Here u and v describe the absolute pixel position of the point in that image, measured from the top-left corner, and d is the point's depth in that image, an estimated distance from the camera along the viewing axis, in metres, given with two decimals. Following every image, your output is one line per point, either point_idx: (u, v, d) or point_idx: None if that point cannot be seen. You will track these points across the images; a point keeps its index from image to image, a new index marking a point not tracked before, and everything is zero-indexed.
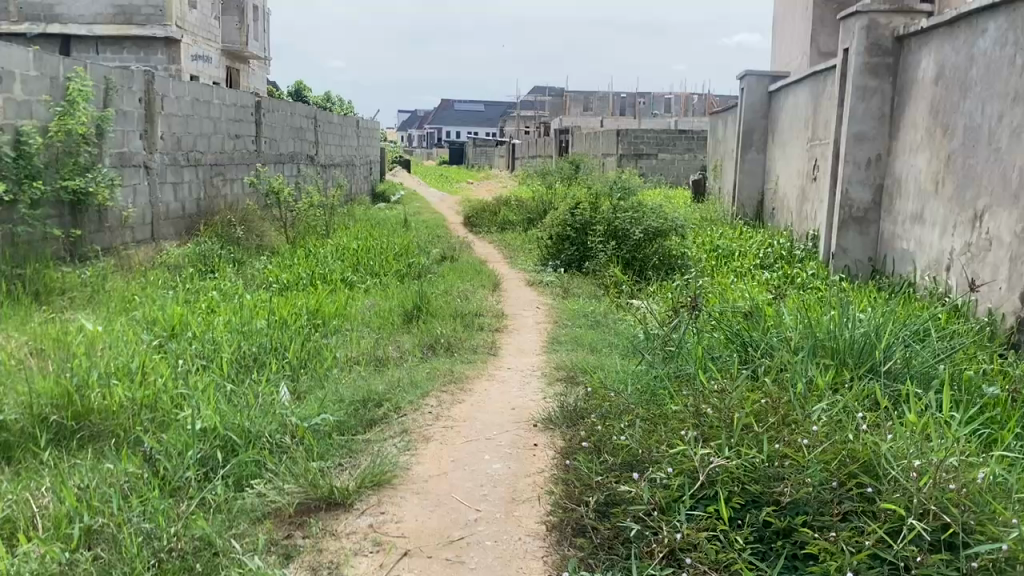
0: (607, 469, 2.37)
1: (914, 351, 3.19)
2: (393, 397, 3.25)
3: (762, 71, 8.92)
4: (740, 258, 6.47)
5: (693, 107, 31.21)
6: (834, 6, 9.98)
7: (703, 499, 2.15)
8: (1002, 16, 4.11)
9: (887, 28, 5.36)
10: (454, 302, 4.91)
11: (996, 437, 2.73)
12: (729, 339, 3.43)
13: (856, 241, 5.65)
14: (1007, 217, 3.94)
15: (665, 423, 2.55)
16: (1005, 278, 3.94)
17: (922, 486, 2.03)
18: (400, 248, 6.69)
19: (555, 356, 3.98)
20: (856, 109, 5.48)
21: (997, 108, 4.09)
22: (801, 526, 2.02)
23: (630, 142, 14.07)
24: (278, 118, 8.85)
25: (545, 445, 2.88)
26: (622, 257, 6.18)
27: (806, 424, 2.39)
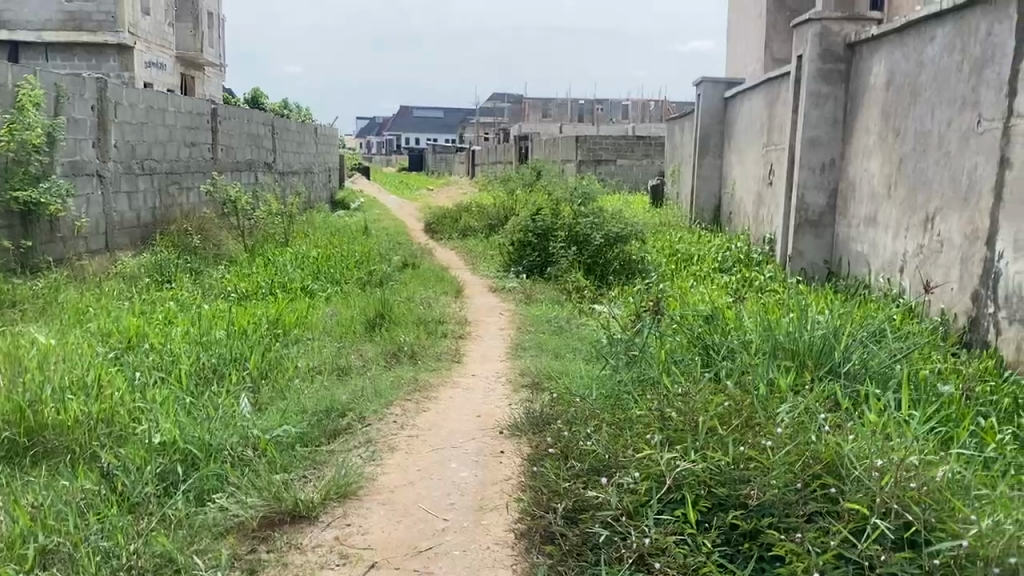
0: (574, 475, 2.38)
1: (872, 352, 3.24)
2: (357, 407, 3.21)
3: (718, 78, 9.04)
4: (700, 262, 6.53)
5: (650, 114, 31.46)
6: (786, 14, 10.17)
7: (670, 502, 2.17)
8: (950, 24, 4.20)
9: (840, 35, 5.45)
10: (417, 309, 4.88)
11: (953, 436, 2.78)
12: (691, 343, 3.45)
13: (812, 244, 5.75)
14: (957, 219, 4.02)
15: (631, 427, 2.56)
16: (957, 279, 4.02)
17: (884, 485, 2.06)
18: (361, 256, 6.64)
19: (519, 362, 3.98)
20: (810, 115, 5.58)
21: (947, 114, 4.17)
22: (768, 528, 2.04)
23: (589, 148, 14.15)
24: (235, 125, 8.74)
25: (512, 451, 2.87)
26: (584, 262, 6.20)
27: (770, 426, 2.42)
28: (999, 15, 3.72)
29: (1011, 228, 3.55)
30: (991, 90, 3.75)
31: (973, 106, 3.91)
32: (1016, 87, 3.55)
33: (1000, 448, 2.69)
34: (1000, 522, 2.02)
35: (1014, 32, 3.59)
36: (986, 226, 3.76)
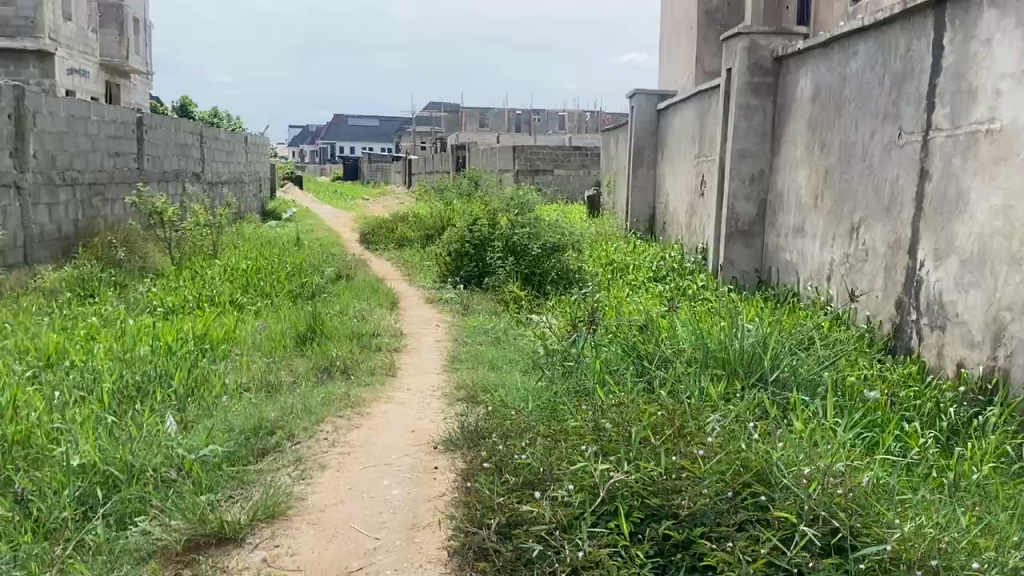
0: (508, 489, 2.36)
1: (800, 359, 3.31)
2: (286, 425, 3.14)
3: (650, 90, 9.18)
4: (634, 271, 6.60)
5: (586, 124, 31.76)
6: (716, 28, 10.38)
7: (604, 514, 2.17)
8: (871, 39, 4.33)
9: (768, 49, 5.57)
10: (350, 322, 4.81)
11: (878, 440, 2.86)
12: (626, 353, 3.47)
13: (743, 254, 5.86)
14: (881, 228, 4.14)
15: (566, 438, 2.55)
16: (881, 287, 4.14)
17: (811, 492, 2.10)
18: (294, 268, 6.52)
19: (454, 375, 3.95)
20: (740, 126, 5.69)
21: (870, 126, 4.30)
22: (700, 538, 2.05)
23: (526, 158, 14.19)
24: (162, 134, 8.52)
25: (446, 467, 2.84)
26: (521, 272, 6.21)
27: (701, 435, 2.43)
28: (917, 31, 3.85)
29: (931, 237, 3.68)
30: (911, 104, 3.87)
31: (895, 119, 4.03)
32: (934, 102, 3.67)
33: (922, 452, 2.77)
34: (922, 526, 2.08)
35: (931, 48, 3.72)
36: (908, 235, 3.88)
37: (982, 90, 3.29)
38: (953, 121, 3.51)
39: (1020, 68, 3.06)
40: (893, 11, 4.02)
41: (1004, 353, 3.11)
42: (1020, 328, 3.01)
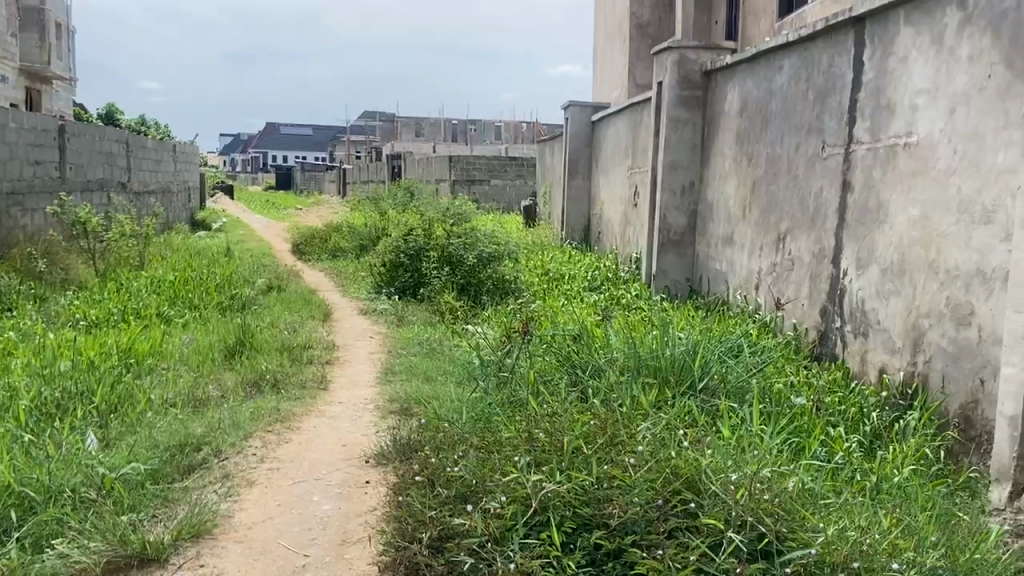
0: (441, 502, 2.36)
1: (729, 366, 3.38)
2: (213, 441, 3.07)
3: (585, 101, 9.28)
4: (570, 281, 6.64)
5: (523, 134, 31.92)
6: (647, 41, 10.57)
7: (536, 525, 2.17)
8: (795, 55, 4.46)
9: (697, 63, 5.68)
10: (281, 334, 4.73)
11: (804, 445, 2.93)
12: (560, 362, 3.49)
13: (675, 263, 5.96)
14: (806, 238, 4.26)
15: (498, 450, 2.55)
16: (807, 295, 4.26)
17: (738, 499, 2.14)
18: (223, 279, 6.39)
19: (388, 387, 3.91)
20: (671, 139, 5.78)
21: (795, 139, 4.42)
22: (631, 546, 2.07)
23: (462, 168, 14.18)
24: (85, 143, 8.26)
25: (377, 481, 2.81)
26: (457, 283, 6.19)
27: (632, 444, 2.46)
28: (839, 48, 3.98)
29: (853, 247, 3.80)
30: (834, 118, 3.99)
31: (818, 132, 4.15)
32: (854, 116, 3.80)
33: (846, 456, 2.85)
34: (845, 529, 2.14)
35: (852, 64, 3.85)
36: (832, 245, 3.99)
37: (900, 105, 3.41)
38: (873, 134, 3.63)
39: (935, 85, 3.18)
40: (815, 28, 4.15)
41: (922, 359, 3.22)
42: (937, 335, 3.12)
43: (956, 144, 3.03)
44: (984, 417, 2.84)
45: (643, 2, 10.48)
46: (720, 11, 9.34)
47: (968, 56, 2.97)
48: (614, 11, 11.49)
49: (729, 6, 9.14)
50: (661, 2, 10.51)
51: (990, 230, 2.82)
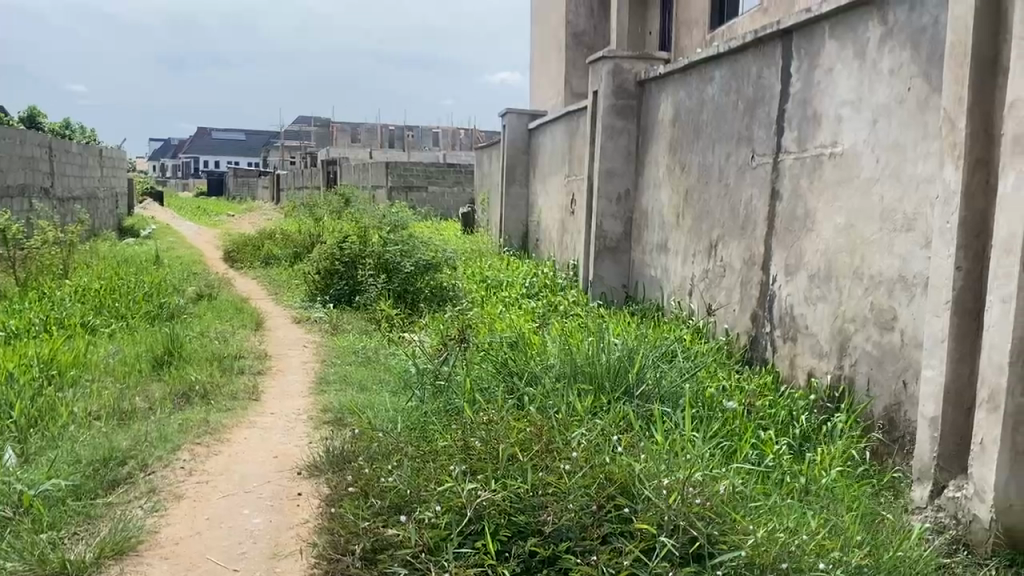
0: (375, 513, 2.34)
1: (664, 371, 3.42)
2: (139, 454, 2.98)
3: (522, 109, 9.32)
4: (507, 288, 6.65)
5: (460, 141, 31.91)
6: (583, 50, 10.67)
7: (471, 534, 2.17)
8: (726, 66, 4.55)
9: (631, 72, 5.75)
10: (211, 344, 4.62)
11: (736, 448, 2.99)
12: (497, 370, 3.48)
13: (611, 270, 6.02)
14: (737, 246, 4.35)
15: (433, 459, 2.53)
16: (738, 301, 4.35)
17: (671, 502, 2.16)
18: (151, 288, 6.21)
19: (321, 397, 3.85)
20: (606, 147, 5.85)
21: (726, 148, 4.50)
22: (565, 553, 2.08)
23: (399, 174, 14.07)
24: (4, 147, 7.96)
25: (310, 493, 2.76)
26: (393, 290, 6.15)
27: (567, 450, 2.46)
28: (767, 60, 4.07)
29: (782, 254, 3.89)
30: (763, 128, 4.09)
31: (748, 142, 4.25)
32: (782, 126, 3.89)
33: (776, 459, 2.91)
34: (775, 530, 2.18)
35: (780, 76, 3.95)
36: (762, 252, 4.08)
37: (826, 116, 3.51)
38: (801, 144, 3.72)
39: (858, 97, 3.29)
40: (744, 40, 4.24)
41: (848, 362, 3.31)
42: (863, 339, 3.21)
43: (879, 154, 3.13)
44: (906, 418, 2.93)
45: (578, 12, 10.60)
46: (653, 22, 9.50)
47: (889, 69, 3.08)
48: (550, 20, 11.58)
49: (662, 17, 9.30)
50: (596, 11, 10.63)
51: (911, 237, 2.91)
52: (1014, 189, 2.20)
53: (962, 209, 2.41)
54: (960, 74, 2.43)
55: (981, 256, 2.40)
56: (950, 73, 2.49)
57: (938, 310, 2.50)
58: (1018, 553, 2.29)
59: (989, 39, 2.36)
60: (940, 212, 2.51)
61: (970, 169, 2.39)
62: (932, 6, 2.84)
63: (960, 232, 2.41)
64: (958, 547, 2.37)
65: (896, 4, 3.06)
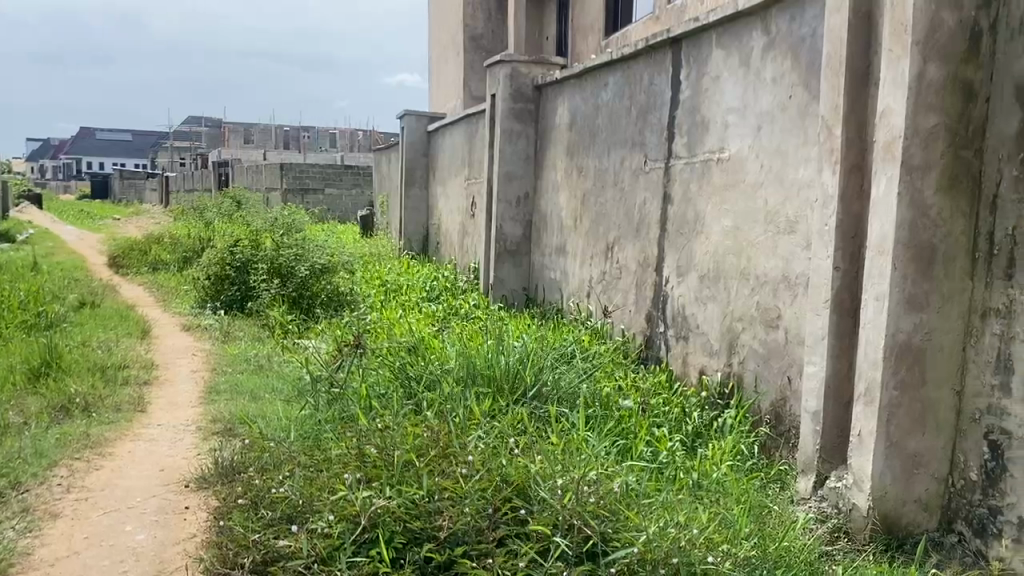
0: (266, 525, 2.29)
1: (561, 373, 3.46)
2: (10, 472, 2.82)
3: (420, 111, 9.27)
4: (407, 291, 6.59)
5: (359, 143, 31.52)
6: (481, 53, 10.71)
7: (365, 543, 2.15)
8: (619, 72, 4.64)
9: (528, 77, 5.80)
10: (93, 354, 4.42)
11: (631, 446, 3.05)
12: (394, 375, 3.45)
13: (511, 272, 6.06)
14: (633, 248, 4.44)
15: (327, 468, 2.49)
16: (633, 302, 4.44)
17: (565, 502, 2.19)
18: (28, 296, 5.90)
19: (212, 407, 3.73)
20: (505, 151, 5.88)
21: (621, 152, 4.60)
22: (461, 557, 2.08)
23: (295, 176, 13.78)
24: None
25: (198, 506, 2.67)
26: (288, 295, 6.01)
27: (464, 454, 2.46)
28: (659, 67, 4.18)
29: (674, 256, 4.00)
30: (655, 133, 4.19)
31: (641, 147, 4.34)
32: (674, 131, 4.00)
33: (669, 455, 2.99)
34: (667, 525, 2.22)
35: (670, 83, 4.05)
36: (655, 254, 4.19)
37: (714, 122, 3.63)
38: (690, 150, 3.83)
39: (743, 105, 3.41)
40: (636, 47, 4.33)
41: (737, 360, 3.43)
42: (750, 337, 3.33)
43: (763, 159, 3.25)
44: (791, 413, 3.05)
45: (476, 15, 10.64)
46: (550, 27, 9.60)
47: (772, 77, 3.20)
48: (448, 23, 11.59)
49: (558, 23, 9.41)
50: (493, 15, 10.70)
51: (793, 239, 3.04)
52: (885, 194, 2.32)
53: (839, 212, 2.53)
54: (836, 83, 2.54)
55: (857, 256, 2.52)
56: (828, 83, 2.60)
57: (818, 308, 2.62)
58: (893, 538, 2.39)
59: (861, 51, 2.48)
60: (820, 214, 2.63)
61: (846, 173, 2.51)
62: (810, 19, 2.96)
63: (837, 234, 2.53)
64: (839, 534, 2.47)
65: (777, 15, 3.18)
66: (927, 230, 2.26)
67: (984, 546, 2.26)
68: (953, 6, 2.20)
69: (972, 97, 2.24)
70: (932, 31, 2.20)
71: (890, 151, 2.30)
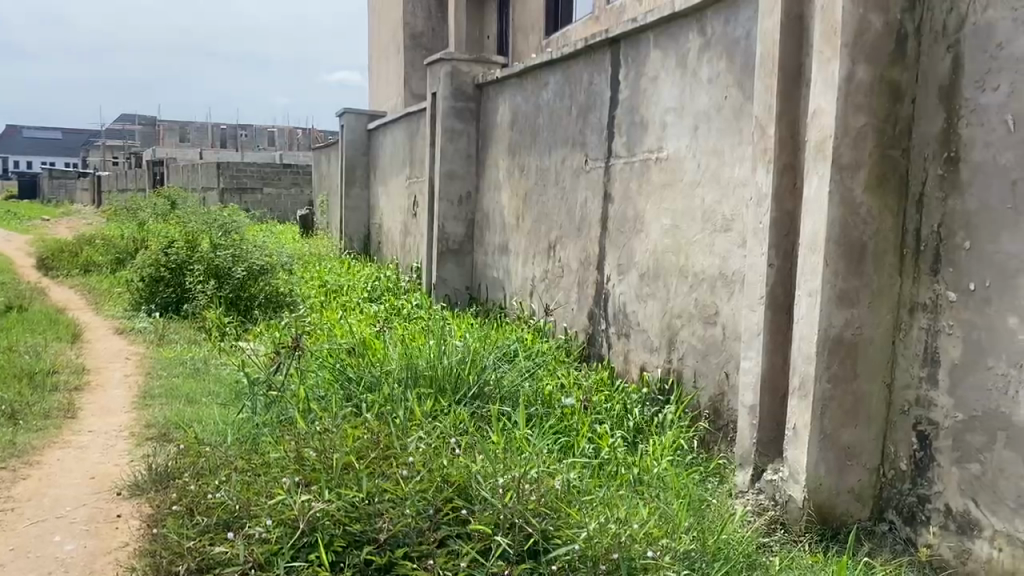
0: (202, 531, 2.25)
1: (503, 372, 3.46)
2: None
3: (360, 110, 9.18)
4: (348, 292, 6.52)
5: (299, 142, 31.10)
6: (421, 52, 10.66)
7: (304, 546, 2.12)
8: (559, 71, 4.66)
9: (469, 76, 5.80)
10: (19, 359, 4.28)
11: (573, 443, 3.08)
12: (333, 378, 3.41)
13: (454, 272, 6.04)
14: (574, 246, 4.47)
15: (265, 472, 2.46)
16: (575, 301, 4.47)
17: (506, 501, 2.20)
18: None
19: (145, 412, 3.64)
20: (446, 149, 5.86)
21: (561, 151, 4.62)
22: (402, 559, 2.08)
23: (232, 175, 13.54)
24: None
25: (130, 514, 2.60)
26: (225, 297, 5.90)
27: (404, 455, 2.44)
28: (598, 67, 4.21)
29: (615, 254, 4.04)
30: (595, 132, 4.23)
31: (582, 146, 4.38)
32: (613, 131, 4.03)
33: (610, 451, 3.01)
34: (608, 520, 2.24)
35: (609, 83, 4.09)
36: (596, 253, 4.22)
37: (652, 122, 3.67)
38: (630, 149, 3.88)
39: (680, 105, 3.46)
40: (576, 47, 4.36)
41: (676, 356, 3.48)
42: (689, 334, 3.38)
43: (700, 159, 3.30)
44: (729, 408, 3.10)
45: (416, 14, 10.59)
46: (490, 26, 9.61)
47: (708, 78, 3.25)
48: (388, 21, 11.50)
49: (499, 22, 9.41)
50: (433, 13, 10.67)
51: (729, 237, 3.09)
52: (817, 192, 2.38)
53: (772, 210, 2.58)
54: (769, 84, 2.59)
55: (790, 253, 2.58)
56: (761, 83, 2.65)
57: (753, 305, 2.67)
58: (827, 529, 2.45)
59: (793, 52, 2.54)
60: (754, 212, 2.68)
61: (779, 172, 2.56)
62: (745, 21, 3.01)
63: (771, 232, 2.58)
64: (776, 526, 2.53)
65: (712, 16, 3.23)
66: (858, 228, 2.32)
67: (913, 533, 2.33)
68: (880, 9, 2.26)
69: (898, 98, 2.31)
70: (860, 33, 2.26)
71: (821, 151, 2.35)
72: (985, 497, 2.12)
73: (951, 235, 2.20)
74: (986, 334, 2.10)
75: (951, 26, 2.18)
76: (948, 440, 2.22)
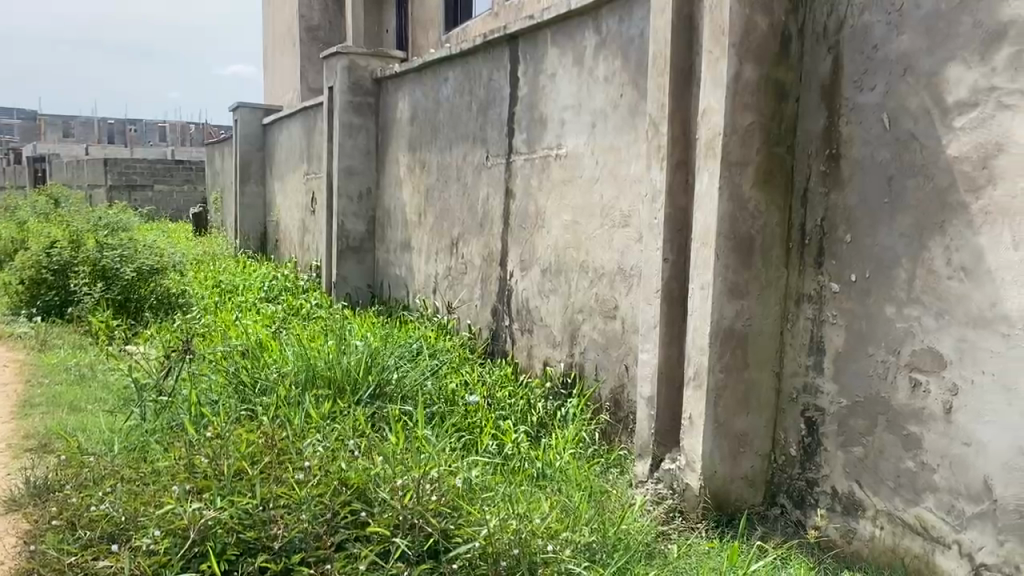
0: (84, 545, 2.16)
1: (405, 372, 3.43)
2: None
3: (255, 104, 8.93)
4: (244, 292, 6.36)
5: (193, 137, 30.11)
6: (318, 45, 10.45)
7: (194, 556, 2.05)
8: (458, 67, 4.65)
9: (366, 70, 5.72)
10: None
11: (475, 441, 3.08)
12: (227, 381, 3.32)
13: (355, 270, 5.96)
14: (476, 243, 4.48)
15: (153, 482, 2.37)
16: (478, 296, 4.48)
17: (405, 501, 2.18)
18: None
19: (24, 422, 3.45)
20: (345, 145, 5.77)
21: (462, 148, 4.62)
22: (298, 565, 2.03)
23: (120, 172, 12.94)
24: None
25: (6, 530, 2.46)
26: (113, 299, 5.65)
27: (300, 459, 2.40)
28: (496, 64, 4.23)
29: (517, 250, 4.05)
30: (495, 129, 4.24)
31: (482, 142, 4.38)
32: (513, 127, 4.05)
33: (513, 446, 3.03)
34: (508, 515, 2.25)
35: (508, 79, 4.11)
36: (498, 249, 4.24)
37: (551, 119, 3.71)
38: (529, 146, 3.90)
39: (578, 102, 3.49)
40: (474, 43, 4.36)
41: (578, 351, 3.52)
42: (589, 327, 3.43)
43: (598, 156, 3.34)
44: (628, 400, 3.16)
45: (312, 6, 10.37)
46: (388, 20, 9.51)
47: (604, 76, 3.30)
48: (283, 14, 11.24)
49: (397, 16, 9.33)
50: (330, 6, 10.49)
51: (626, 232, 3.15)
52: (707, 188, 2.45)
53: (666, 206, 2.63)
54: (662, 82, 2.65)
55: (684, 247, 2.64)
56: (654, 82, 2.71)
57: (650, 298, 2.73)
58: (722, 515, 2.52)
59: (684, 51, 2.60)
60: (649, 208, 2.73)
61: (673, 169, 2.62)
62: (638, 20, 3.06)
63: (665, 227, 2.64)
64: (674, 514, 2.59)
65: (607, 15, 3.27)
66: (746, 222, 2.40)
67: (803, 516, 2.42)
68: (765, 10, 2.33)
69: (783, 97, 2.39)
70: (747, 33, 2.33)
71: (711, 148, 2.42)
72: (867, 478, 2.22)
73: (833, 229, 2.29)
74: (866, 322, 2.20)
75: (832, 27, 2.27)
76: (834, 424, 2.31)
